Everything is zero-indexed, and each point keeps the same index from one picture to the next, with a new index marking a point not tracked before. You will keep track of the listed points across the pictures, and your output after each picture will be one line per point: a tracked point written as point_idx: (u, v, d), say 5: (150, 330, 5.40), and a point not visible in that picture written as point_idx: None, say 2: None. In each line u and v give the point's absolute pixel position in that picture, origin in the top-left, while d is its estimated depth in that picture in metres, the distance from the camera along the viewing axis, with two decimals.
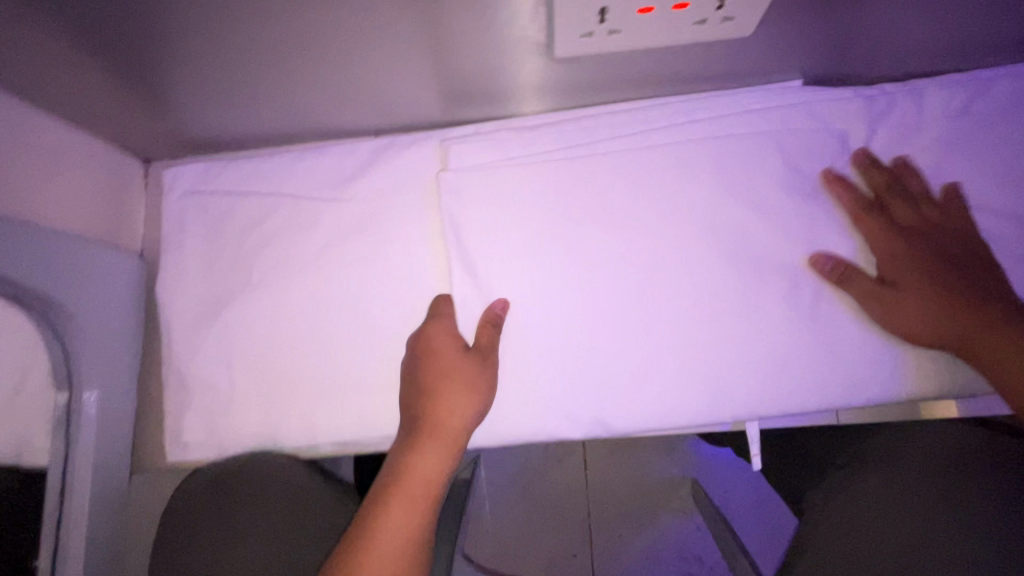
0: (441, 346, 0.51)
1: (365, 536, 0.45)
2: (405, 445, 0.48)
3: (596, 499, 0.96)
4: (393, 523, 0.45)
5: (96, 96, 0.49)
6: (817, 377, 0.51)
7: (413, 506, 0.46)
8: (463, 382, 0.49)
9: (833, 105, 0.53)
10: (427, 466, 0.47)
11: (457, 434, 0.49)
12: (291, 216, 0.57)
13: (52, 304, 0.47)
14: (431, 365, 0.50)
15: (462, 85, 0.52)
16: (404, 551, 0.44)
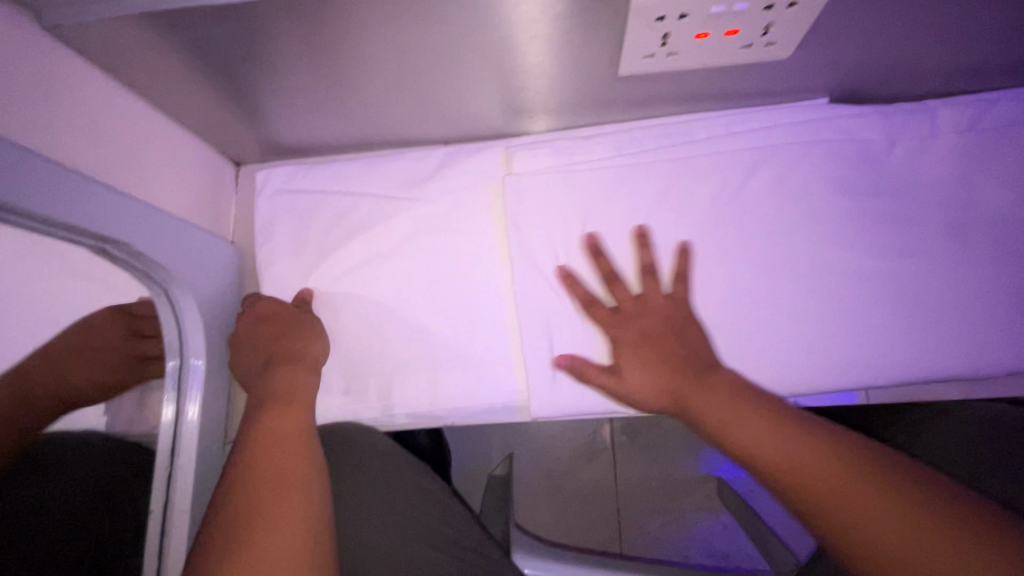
0: (298, 340, 0.58)
1: (257, 438, 0.49)
2: (270, 370, 0.56)
3: (626, 496, 1.00)
4: (284, 428, 0.50)
5: (211, 103, 0.56)
6: (849, 359, 0.56)
7: (296, 411, 0.52)
8: (304, 326, 0.59)
9: (858, 119, 0.59)
10: (296, 382, 0.55)
11: (314, 360, 0.58)
12: (373, 213, 0.63)
13: (173, 282, 0.53)
14: (302, 330, 0.59)
15: (528, 98, 0.59)
16: (300, 438, 0.50)
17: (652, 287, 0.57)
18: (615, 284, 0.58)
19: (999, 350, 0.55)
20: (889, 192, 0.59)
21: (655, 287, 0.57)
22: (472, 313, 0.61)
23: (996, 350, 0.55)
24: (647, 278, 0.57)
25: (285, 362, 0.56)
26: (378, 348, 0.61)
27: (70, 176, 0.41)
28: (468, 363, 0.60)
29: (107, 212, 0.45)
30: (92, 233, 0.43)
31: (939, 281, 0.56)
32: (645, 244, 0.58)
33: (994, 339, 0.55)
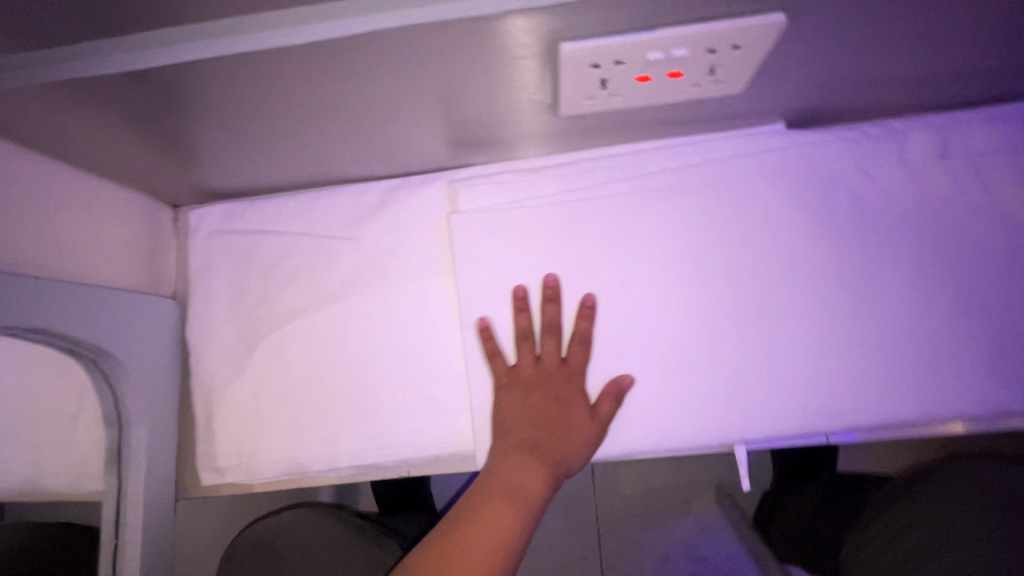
0: (554, 438, 0.54)
1: (465, 517, 0.49)
2: (511, 454, 0.53)
3: (603, 502, 0.99)
4: (501, 518, 0.48)
5: (130, 155, 0.52)
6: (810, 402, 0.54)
7: (517, 502, 0.49)
8: (572, 426, 0.54)
9: (815, 147, 0.56)
10: (527, 476, 0.51)
11: (560, 462, 0.53)
12: (312, 254, 0.61)
13: (105, 352, 0.50)
14: (566, 428, 0.54)
15: (471, 134, 0.56)
16: (507, 523, 0.48)
17: (551, 346, 0.56)
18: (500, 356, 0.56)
19: (967, 388, 0.53)
20: (855, 221, 0.55)
21: (529, 352, 0.56)
22: (424, 358, 0.59)
23: (961, 389, 0.53)
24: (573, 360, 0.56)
25: (520, 450, 0.53)
26: (320, 399, 0.59)
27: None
28: (419, 411, 0.59)
29: (16, 300, 0.41)
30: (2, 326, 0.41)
31: (904, 316, 0.54)
32: (524, 307, 0.56)
33: (960, 378, 0.53)
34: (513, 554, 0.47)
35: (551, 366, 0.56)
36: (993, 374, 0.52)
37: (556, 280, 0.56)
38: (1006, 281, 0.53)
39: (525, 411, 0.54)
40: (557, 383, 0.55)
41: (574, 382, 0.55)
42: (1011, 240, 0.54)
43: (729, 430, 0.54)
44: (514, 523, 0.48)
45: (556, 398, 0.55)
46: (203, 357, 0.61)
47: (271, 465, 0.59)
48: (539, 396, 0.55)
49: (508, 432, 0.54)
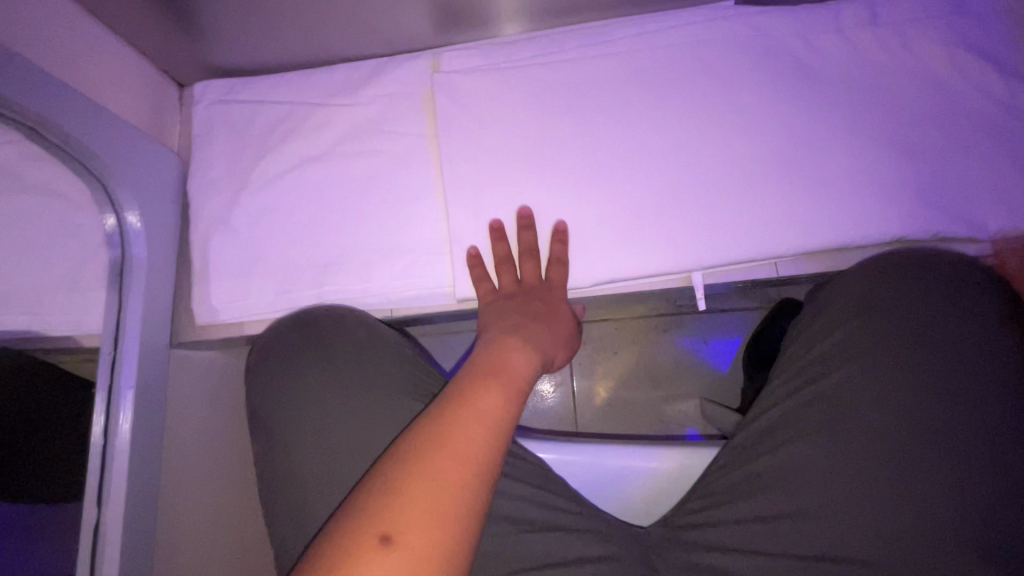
0: (540, 334, 0.58)
1: (461, 400, 0.47)
2: (502, 344, 0.55)
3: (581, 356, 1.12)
4: (491, 402, 0.48)
5: (142, 8, 0.58)
6: (759, 235, 0.59)
7: (505, 390, 0.50)
8: (553, 328, 0.60)
9: (759, 18, 0.63)
10: (514, 363, 0.53)
11: (546, 355, 0.58)
12: (305, 118, 0.66)
13: (110, 175, 0.55)
14: (549, 328, 0.60)
15: (453, 2, 0.62)
16: (499, 420, 0.47)
17: (531, 267, 0.61)
18: (484, 280, 0.61)
19: (900, 222, 0.58)
20: (799, 80, 0.61)
21: (509, 274, 0.62)
22: (407, 207, 0.64)
23: (895, 222, 0.58)
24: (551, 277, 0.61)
25: (509, 341, 0.56)
26: (308, 245, 0.64)
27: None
28: (402, 255, 0.63)
29: (25, 82, 0.46)
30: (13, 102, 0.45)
31: (841, 160, 0.59)
32: (502, 236, 0.61)
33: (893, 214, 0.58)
34: (504, 439, 0.47)
35: (531, 284, 0.62)
36: (923, 210, 0.58)
37: (529, 212, 0.61)
38: (933, 131, 0.59)
39: (516, 315, 0.59)
40: (537, 295, 0.61)
41: (556, 294, 0.61)
42: (937, 97, 0.60)
43: (685, 260, 0.60)
44: (509, 400, 0.49)
45: (538, 307, 0.60)
46: (202, 210, 0.65)
47: (266, 305, 0.63)
48: (527, 308, 0.60)
49: (496, 328, 0.58)
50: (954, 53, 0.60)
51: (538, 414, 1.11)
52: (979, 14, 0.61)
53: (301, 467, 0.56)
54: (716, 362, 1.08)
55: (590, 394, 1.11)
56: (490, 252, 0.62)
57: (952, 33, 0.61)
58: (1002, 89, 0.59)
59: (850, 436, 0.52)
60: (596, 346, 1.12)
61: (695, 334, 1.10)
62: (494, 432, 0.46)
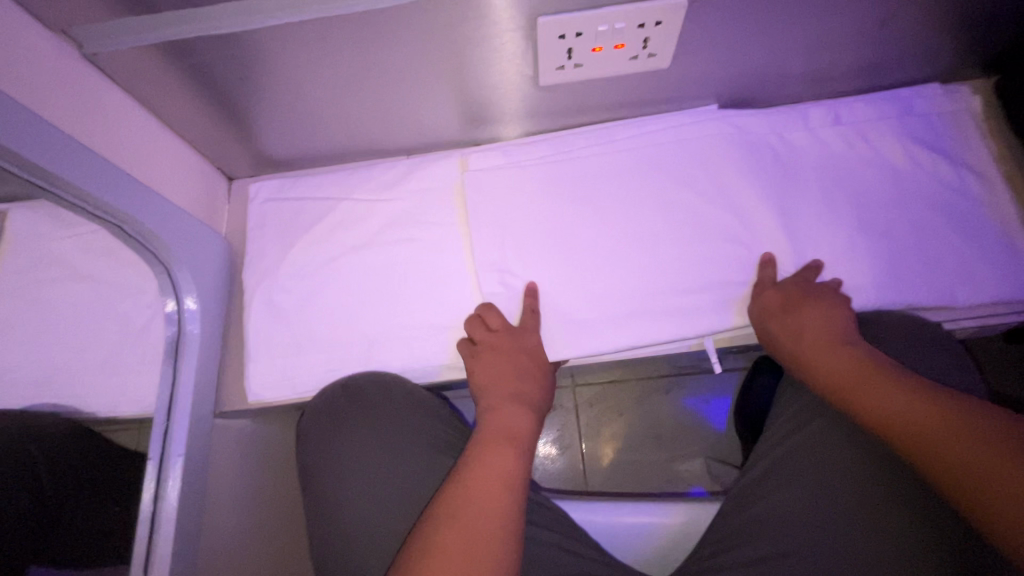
0: (529, 383, 0.64)
1: (474, 472, 0.53)
2: (499, 401, 0.61)
3: (589, 421, 1.16)
4: (501, 458, 0.55)
5: (210, 118, 0.68)
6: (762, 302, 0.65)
7: (509, 444, 0.57)
8: (532, 374, 0.64)
9: (735, 118, 0.73)
10: (515, 420, 0.60)
11: (535, 402, 0.63)
12: (344, 207, 0.75)
13: (174, 261, 0.62)
14: (535, 376, 0.64)
15: (478, 107, 0.72)
16: (513, 472, 0.54)
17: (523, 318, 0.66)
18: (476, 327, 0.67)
19: (881, 288, 0.65)
20: (780, 170, 0.70)
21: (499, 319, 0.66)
22: (435, 284, 0.71)
23: (877, 288, 0.65)
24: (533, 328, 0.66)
25: (506, 399, 0.62)
26: (346, 318, 0.70)
27: (84, 150, 0.50)
28: (434, 327, 0.69)
29: (111, 185, 0.53)
30: (92, 198, 0.51)
31: (823, 236, 0.67)
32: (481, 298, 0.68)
33: (874, 281, 0.65)
34: (519, 496, 0.53)
35: (520, 328, 0.66)
36: (902, 279, 0.65)
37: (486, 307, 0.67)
38: (895, 210, 0.68)
39: (508, 364, 0.64)
40: (509, 343, 0.64)
41: (529, 336, 0.65)
42: (896, 181, 0.69)
43: (695, 324, 0.65)
44: (512, 461, 0.55)
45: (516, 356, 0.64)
46: (249, 290, 0.72)
47: (306, 374, 0.69)
48: (517, 354, 0.64)
49: (491, 375, 0.63)
50: (905, 146, 0.71)
51: (552, 478, 1.14)
52: (925, 114, 0.72)
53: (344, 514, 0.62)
54: (719, 421, 1.13)
55: (599, 456, 1.14)
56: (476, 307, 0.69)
57: (900, 129, 0.71)
58: (952, 174, 0.69)
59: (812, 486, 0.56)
60: (603, 407, 1.16)
61: (698, 394, 1.14)
62: (506, 492, 0.52)
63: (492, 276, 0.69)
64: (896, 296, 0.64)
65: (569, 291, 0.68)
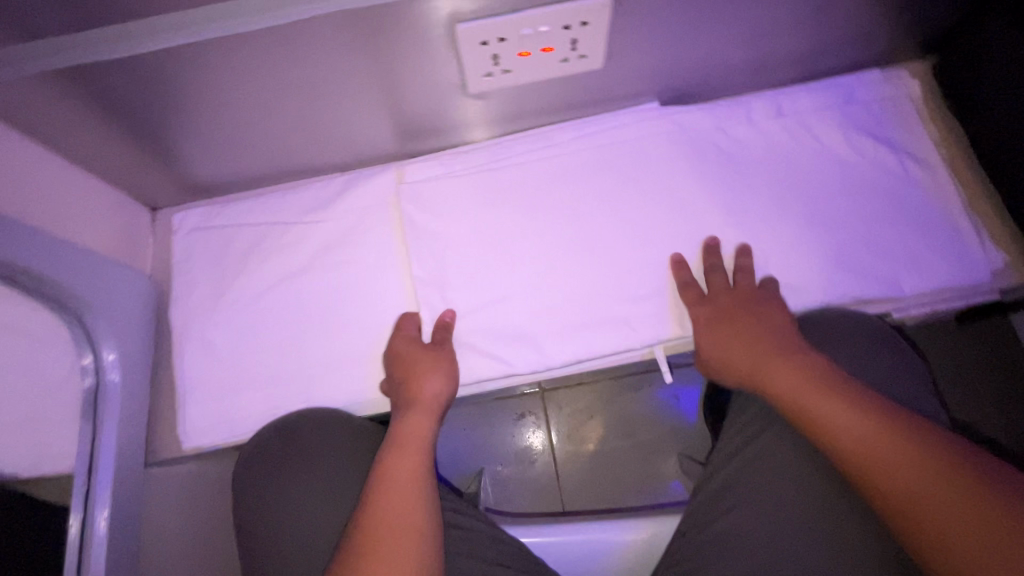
0: (432, 382, 0.60)
1: (377, 484, 0.52)
2: (398, 414, 0.59)
3: (559, 428, 1.14)
4: (400, 468, 0.53)
5: (117, 147, 0.63)
6: None
7: (410, 449, 0.55)
8: (428, 367, 0.60)
9: (676, 116, 0.71)
10: (414, 424, 0.57)
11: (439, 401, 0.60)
12: (275, 234, 0.71)
13: (84, 307, 0.57)
14: (435, 372, 0.61)
15: (413, 118, 0.69)
16: (416, 480, 0.53)
17: (412, 322, 0.65)
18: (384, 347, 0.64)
19: (831, 284, 0.63)
20: (726, 167, 0.69)
21: (400, 333, 0.64)
22: (376, 309, 0.67)
23: (827, 284, 0.63)
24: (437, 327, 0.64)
25: (404, 406, 0.59)
26: (284, 352, 0.66)
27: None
28: (377, 356, 0.65)
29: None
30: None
31: (770, 233, 0.66)
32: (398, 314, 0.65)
33: (823, 277, 0.64)
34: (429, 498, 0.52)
35: (410, 333, 0.64)
36: (851, 273, 0.64)
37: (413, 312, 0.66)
38: (841, 202, 0.67)
39: (405, 371, 0.61)
40: (399, 348, 0.63)
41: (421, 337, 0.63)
42: (840, 172, 0.68)
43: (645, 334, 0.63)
44: (415, 468, 0.54)
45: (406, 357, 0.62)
46: (178, 329, 0.68)
47: (244, 415, 0.65)
48: (414, 358, 0.61)
49: (393, 394, 0.61)
50: (847, 134, 0.69)
51: (525, 488, 1.12)
52: (866, 102, 0.71)
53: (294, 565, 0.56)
54: (690, 416, 1.12)
55: (572, 461, 1.12)
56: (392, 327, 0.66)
57: (842, 118, 0.70)
58: (895, 161, 0.68)
59: (764, 501, 0.55)
60: (573, 411, 1.15)
61: (667, 390, 1.13)
62: (412, 500, 0.51)
63: (434, 298, 0.66)
64: (845, 290, 0.63)
65: (516, 308, 0.65)
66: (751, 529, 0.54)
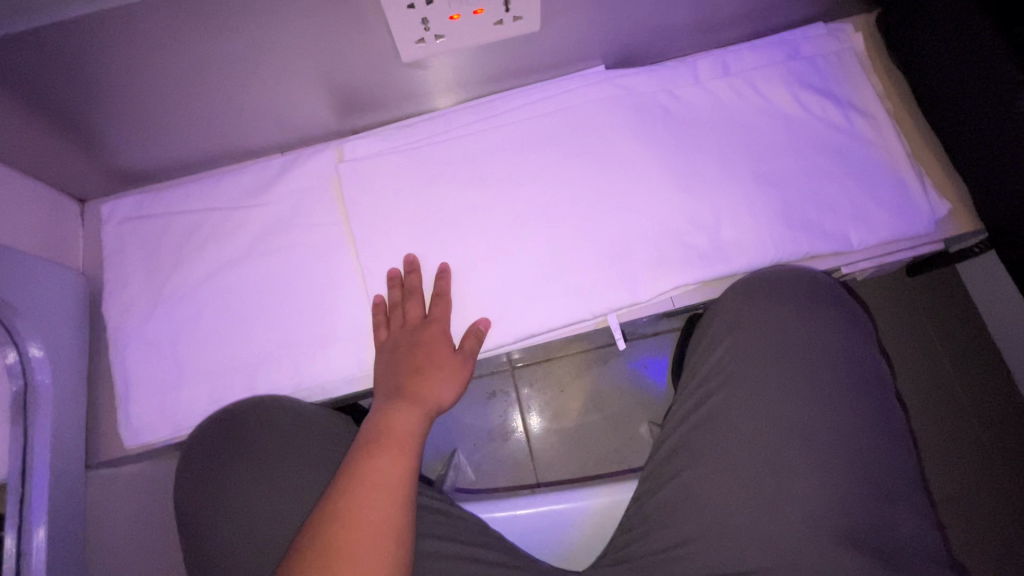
0: (433, 381, 0.57)
1: (352, 478, 0.49)
2: (386, 405, 0.55)
3: (530, 404, 1.14)
4: (383, 466, 0.50)
5: (29, 135, 0.59)
6: (666, 269, 0.63)
7: (396, 448, 0.51)
8: (442, 370, 0.58)
9: (621, 79, 0.69)
10: (403, 421, 0.54)
11: (432, 403, 0.56)
12: (213, 220, 0.68)
13: (4, 306, 0.54)
14: (432, 369, 0.58)
15: (348, 92, 0.66)
16: (399, 482, 0.49)
17: (415, 305, 0.61)
18: (383, 324, 0.61)
19: (780, 242, 0.63)
20: (674, 129, 0.67)
21: (401, 313, 0.61)
22: (321, 292, 0.65)
23: (777, 242, 0.63)
24: (435, 316, 0.61)
25: (397, 399, 0.55)
26: (228, 342, 0.64)
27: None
28: (326, 340, 0.63)
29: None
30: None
31: (718, 194, 0.65)
32: (399, 285, 0.63)
33: (773, 234, 0.63)
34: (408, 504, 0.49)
35: (415, 322, 0.61)
36: (800, 231, 0.63)
37: (448, 269, 0.63)
38: (787, 159, 0.66)
39: (404, 362, 0.58)
40: (426, 336, 0.59)
41: (430, 329, 0.60)
42: (786, 130, 0.67)
43: (597, 302, 0.62)
44: (401, 469, 0.50)
45: (427, 348, 0.59)
46: (114, 324, 0.65)
47: (190, 409, 0.62)
48: (418, 350, 0.59)
49: (384, 382, 0.58)
50: (792, 91, 0.69)
51: (500, 465, 1.12)
52: (811, 57, 0.70)
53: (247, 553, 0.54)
54: (658, 384, 1.13)
55: (543, 437, 1.12)
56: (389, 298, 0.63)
57: (787, 74, 0.69)
58: (840, 116, 0.68)
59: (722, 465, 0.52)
60: (543, 386, 1.14)
61: (635, 361, 1.14)
62: (390, 503, 0.48)
63: (381, 278, 0.64)
64: (794, 248, 0.63)
65: (465, 283, 0.63)
66: (705, 495, 0.52)
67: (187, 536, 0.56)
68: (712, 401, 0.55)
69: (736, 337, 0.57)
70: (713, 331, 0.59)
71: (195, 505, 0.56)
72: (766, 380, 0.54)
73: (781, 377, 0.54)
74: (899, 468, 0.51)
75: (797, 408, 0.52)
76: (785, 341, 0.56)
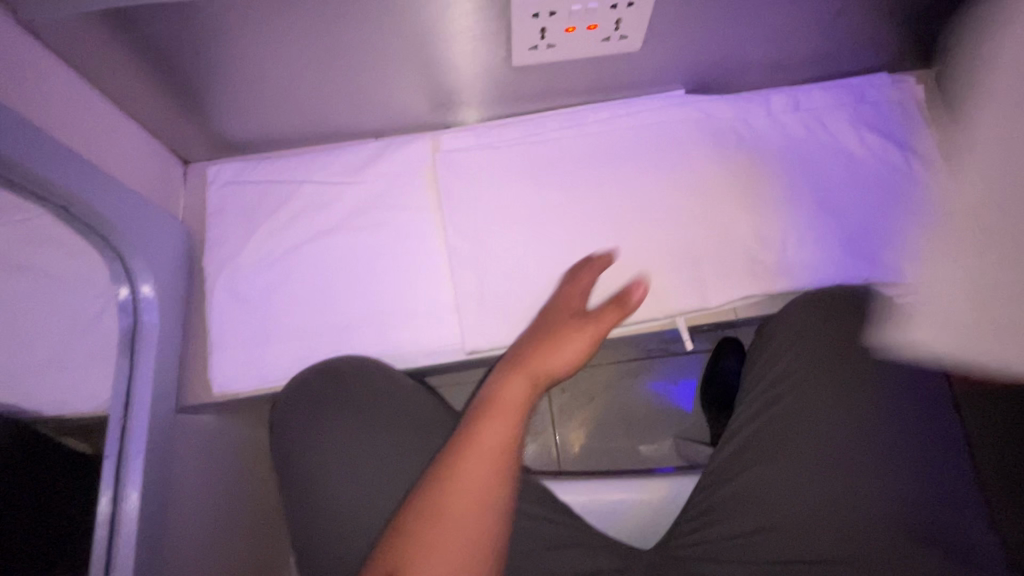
0: (564, 340, 0.58)
1: (458, 440, 0.52)
2: (500, 373, 0.58)
3: (559, 408, 1.17)
4: (484, 430, 0.52)
5: (161, 95, 0.64)
6: (734, 281, 0.67)
7: (500, 414, 0.53)
8: (579, 330, 0.58)
9: (702, 103, 0.74)
10: (511, 390, 0.55)
11: (551, 369, 0.57)
12: (310, 193, 0.72)
13: (125, 246, 0.58)
14: (569, 327, 0.59)
15: (452, 89, 0.71)
16: (500, 446, 0.51)
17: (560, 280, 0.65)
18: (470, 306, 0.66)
19: (843, 267, 0.67)
20: (747, 155, 0.72)
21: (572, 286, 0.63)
22: (409, 270, 0.69)
23: (840, 266, 0.67)
24: (573, 283, 0.63)
25: (511, 369, 0.57)
26: (316, 306, 0.68)
27: (28, 125, 0.46)
28: (409, 314, 0.67)
29: (50, 162, 0.49)
30: (38, 179, 0.47)
31: (787, 216, 0.69)
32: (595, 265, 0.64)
33: (837, 260, 0.68)
34: (510, 466, 0.51)
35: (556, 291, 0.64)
36: (862, 259, 0.68)
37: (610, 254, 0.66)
38: (852, 192, 0.71)
39: (542, 324, 0.61)
40: (566, 301, 0.61)
41: (568, 295, 0.62)
42: (852, 166, 0.72)
43: (668, 305, 0.67)
44: (504, 435, 0.52)
45: (563, 311, 0.60)
46: (210, 278, 0.69)
47: (275, 365, 0.66)
48: (557, 311, 0.61)
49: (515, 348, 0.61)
50: (860, 132, 0.74)
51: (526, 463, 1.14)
52: (877, 102, 0.76)
53: (346, 495, 0.59)
54: (685, 401, 1.16)
55: (569, 440, 1.15)
56: (474, 282, 0.67)
57: (855, 116, 0.75)
58: (902, 159, 0.73)
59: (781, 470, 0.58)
60: (572, 393, 1.18)
61: (665, 376, 1.17)
62: (490, 466, 0.50)
63: (468, 262, 0.68)
64: (855, 273, 0.67)
65: (546, 275, 0.68)
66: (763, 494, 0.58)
67: (289, 471, 0.62)
68: (782, 407, 0.60)
69: (801, 351, 0.62)
70: (783, 342, 0.63)
71: (303, 445, 0.62)
72: (827, 394, 0.59)
73: (843, 395, 0.59)
74: (952, 484, 0.55)
75: (855, 422, 0.57)
76: (850, 360, 0.60)
